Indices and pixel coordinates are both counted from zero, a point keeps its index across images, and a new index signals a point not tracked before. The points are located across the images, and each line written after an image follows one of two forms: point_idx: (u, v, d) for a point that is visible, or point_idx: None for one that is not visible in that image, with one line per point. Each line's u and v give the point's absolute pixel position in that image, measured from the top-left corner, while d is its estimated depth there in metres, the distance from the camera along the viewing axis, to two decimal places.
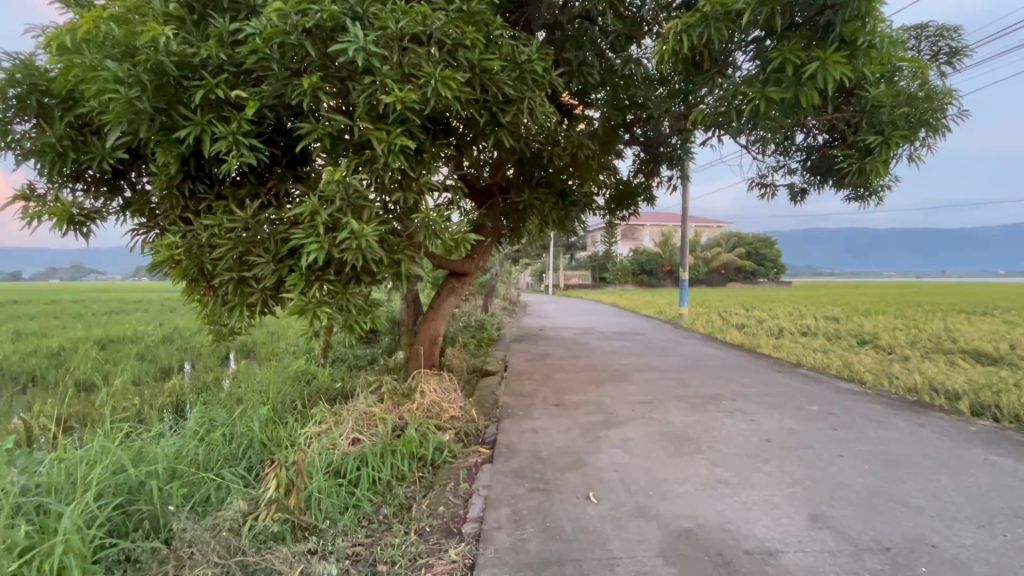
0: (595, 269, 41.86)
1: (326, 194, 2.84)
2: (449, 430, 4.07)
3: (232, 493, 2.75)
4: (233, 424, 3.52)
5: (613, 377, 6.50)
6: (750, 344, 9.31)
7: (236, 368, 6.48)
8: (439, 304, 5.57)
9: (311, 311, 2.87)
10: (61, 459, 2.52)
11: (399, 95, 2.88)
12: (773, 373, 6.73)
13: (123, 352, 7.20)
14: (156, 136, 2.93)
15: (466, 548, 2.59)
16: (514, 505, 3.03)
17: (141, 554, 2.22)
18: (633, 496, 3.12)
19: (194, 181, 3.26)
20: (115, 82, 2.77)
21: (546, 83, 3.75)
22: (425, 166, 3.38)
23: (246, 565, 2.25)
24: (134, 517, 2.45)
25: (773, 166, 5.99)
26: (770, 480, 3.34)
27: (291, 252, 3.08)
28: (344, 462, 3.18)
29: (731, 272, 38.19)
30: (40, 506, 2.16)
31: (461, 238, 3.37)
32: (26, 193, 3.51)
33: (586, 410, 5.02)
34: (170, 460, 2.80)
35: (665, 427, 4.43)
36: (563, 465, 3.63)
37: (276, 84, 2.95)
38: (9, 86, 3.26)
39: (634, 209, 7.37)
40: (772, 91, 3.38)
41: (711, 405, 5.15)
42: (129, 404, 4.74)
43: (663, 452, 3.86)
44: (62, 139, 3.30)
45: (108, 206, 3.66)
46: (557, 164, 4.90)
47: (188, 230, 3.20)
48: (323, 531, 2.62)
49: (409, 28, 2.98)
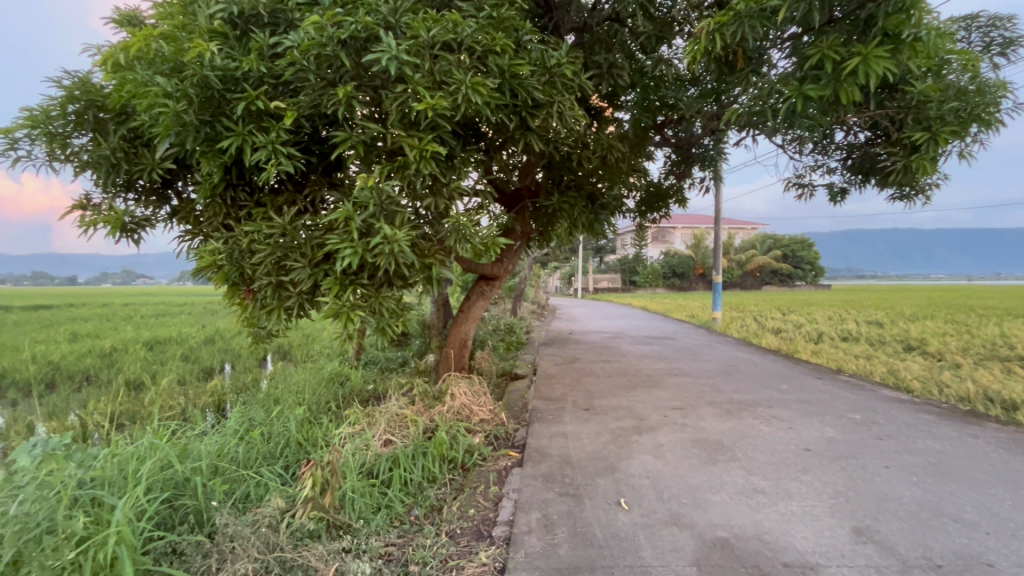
0: (625, 272, 41.33)
1: (360, 200, 2.91)
2: (479, 433, 4.09)
3: (270, 490, 2.84)
4: (271, 423, 3.64)
5: (644, 382, 6.39)
6: (787, 349, 9.01)
7: (273, 369, 6.70)
8: (469, 307, 5.60)
9: (345, 314, 2.95)
10: (114, 454, 2.67)
11: (430, 102, 2.93)
12: (812, 380, 6.49)
13: (169, 352, 7.58)
14: (201, 147, 3.06)
15: (497, 551, 2.59)
16: (544, 510, 3.02)
17: (186, 548, 2.32)
18: (666, 503, 3.07)
19: (235, 189, 3.40)
20: (164, 96, 2.91)
21: (576, 86, 3.74)
22: (456, 170, 3.42)
23: (284, 561, 2.31)
24: (179, 511, 2.56)
25: (811, 165, 5.82)
26: (810, 491, 3.22)
27: (326, 257, 3.16)
28: (377, 462, 3.23)
29: (766, 275, 37.09)
30: (95, 498, 2.28)
31: (491, 242, 3.40)
32: (83, 203, 3.72)
33: (616, 415, 4.95)
34: (212, 457, 2.93)
35: (698, 434, 4.34)
36: (593, 470, 3.60)
37: (312, 94, 3.04)
38: (68, 102, 3.49)
39: (665, 211, 7.26)
40: (810, 88, 3.29)
41: (748, 412, 5.00)
42: (175, 403, 4.96)
43: (697, 459, 3.78)
44: (116, 151, 3.49)
45: (157, 214, 3.85)
46: (586, 167, 4.88)
47: (229, 236, 3.34)
48: (358, 530, 2.68)
49: (440, 36, 3.06)
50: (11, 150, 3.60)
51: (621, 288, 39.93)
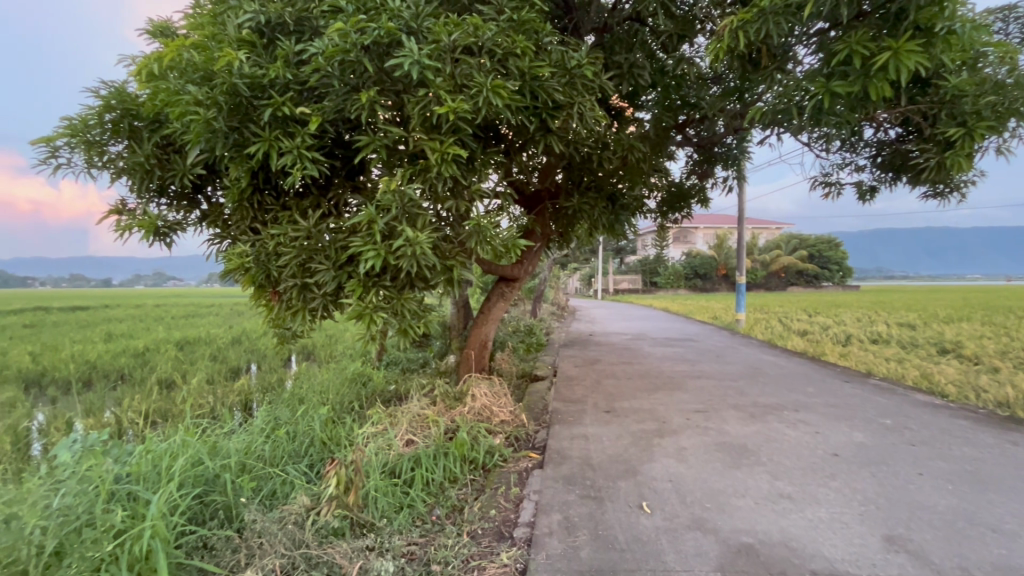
0: (645, 273, 40.89)
1: (382, 203, 2.95)
2: (500, 434, 4.10)
3: (296, 488, 2.90)
4: (297, 422, 3.72)
5: (666, 385, 6.31)
6: (814, 352, 8.80)
7: (298, 369, 6.84)
8: (489, 308, 5.63)
9: (368, 316, 3.00)
10: (148, 450, 2.76)
11: (452, 105, 2.95)
12: (840, 383, 6.31)
13: (198, 351, 7.80)
14: (230, 153, 3.14)
15: (518, 552, 2.60)
16: (565, 512, 3.01)
17: (216, 542, 2.39)
18: (689, 507, 3.03)
19: (262, 194, 3.48)
20: (195, 104, 3.00)
21: (597, 87, 3.72)
22: (476, 173, 3.45)
23: (310, 558, 2.36)
24: (210, 506, 2.64)
25: (839, 163, 5.68)
26: (839, 497, 3.14)
27: (350, 259, 3.22)
28: (399, 462, 3.27)
29: (792, 276, 36.27)
30: (131, 493, 2.37)
31: (511, 244, 3.41)
32: (119, 207, 3.86)
33: (638, 417, 4.91)
34: (241, 454, 3.00)
35: (722, 438, 4.27)
36: (614, 472, 3.57)
37: (336, 99, 3.10)
38: (105, 111, 3.63)
39: (687, 212, 7.17)
40: (837, 84, 3.22)
41: (773, 416, 4.89)
42: (204, 401, 5.11)
43: (720, 462, 3.72)
44: (149, 158, 3.62)
45: (188, 218, 3.97)
46: (606, 167, 4.85)
47: (257, 239, 3.42)
48: (381, 528, 2.71)
49: (461, 40, 3.08)
50: (52, 158, 3.76)
51: (642, 290, 39.53)
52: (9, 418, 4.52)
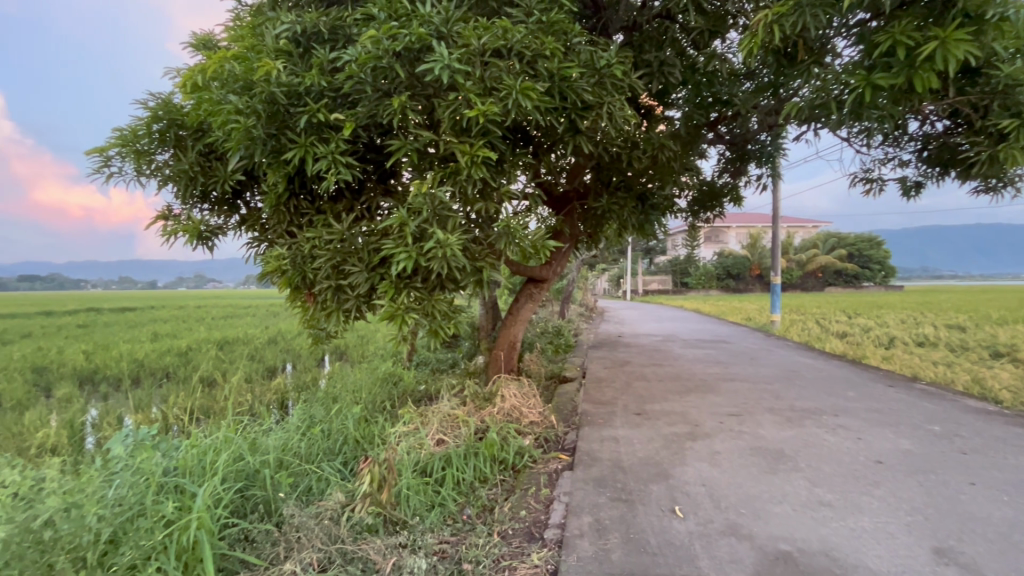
0: (675, 274, 40.16)
1: (414, 206, 3.00)
2: (530, 435, 4.11)
3: (331, 485, 2.98)
4: (331, 421, 3.81)
5: (698, 388, 6.18)
6: (855, 355, 8.46)
7: (331, 369, 7.00)
8: (518, 309, 5.64)
9: (400, 317, 3.07)
10: (193, 445, 2.89)
11: (481, 109, 2.98)
12: (883, 388, 6.06)
13: (238, 351, 8.09)
14: (267, 159, 3.24)
15: (549, 554, 2.60)
16: (596, 514, 2.99)
17: (257, 535, 2.48)
18: (723, 513, 2.96)
19: (298, 198, 3.59)
20: (236, 113, 3.11)
21: (626, 86, 3.69)
22: (505, 175, 3.48)
23: (345, 553, 2.42)
24: (250, 500, 2.74)
25: (881, 159, 5.47)
26: (883, 507, 3.01)
27: (382, 261, 3.29)
28: (430, 461, 3.31)
29: (830, 276, 35.01)
30: (178, 486, 2.49)
31: (540, 245, 3.41)
32: (165, 213, 4.05)
33: (669, 420, 4.83)
34: (278, 451, 3.10)
35: (757, 442, 4.16)
36: (646, 476, 3.52)
37: (369, 105, 3.16)
38: (153, 122, 3.81)
39: (719, 211, 7.02)
40: (879, 77, 3.10)
41: (811, 421, 4.74)
42: (244, 400, 5.30)
43: (756, 467, 3.63)
44: (193, 166, 3.79)
45: (228, 222, 4.13)
46: (636, 167, 4.80)
47: (293, 242, 3.53)
48: (413, 526, 2.75)
49: (491, 43, 3.11)
50: (105, 167, 3.97)
51: (672, 291, 38.81)
52: (66, 413, 4.79)
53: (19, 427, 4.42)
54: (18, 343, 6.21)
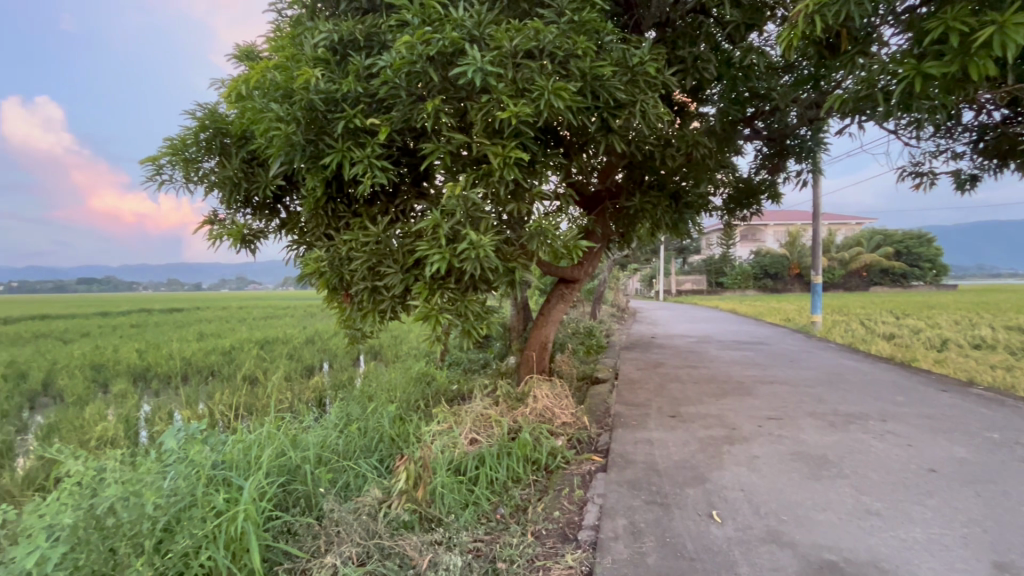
0: (709, 273, 39.21)
1: (447, 208, 3.04)
2: (563, 436, 4.09)
3: (368, 481, 3.04)
4: (367, 419, 3.91)
5: (735, 390, 6.02)
6: (904, 357, 8.07)
7: (366, 369, 7.16)
8: (549, 310, 5.63)
9: (434, 317, 3.12)
10: (239, 441, 3.02)
11: (514, 110, 2.99)
12: (935, 393, 5.76)
13: (278, 351, 8.38)
14: (306, 164, 3.33)
15: (584, 555, 2.59)
16: (631, 517, 2.96)
17: (299, 528, 2.57)
18: (763, 519, 2.88)
19: (336, 202, 3.69)
20: (277, 120, 3.22)
21: (660, 84, 3.64)
22: (537, 175, 3.50)
23: (383, 548, 2.47)
24: (292, 494, 2.83)
25: (932, 151, 5.21)
26: (937, 517, 2.87)
27: (417, 263, 3.35)
28: (464, 460, 3.34)
29: (875, 275, 33.48)
30: (226, 478, 2.61)
31: (572, 245, 3.40)
32: (211, 218, 4.24)
33: (705, 423, 4.73)
34: (317, 447, 3.20)
35: (799, 447, 4.02)
36: (681, 479, 3.46)
37: (403, 109, 3.22)
38: (200, 132, 4.00)
39: (756, 209, 6.82)
40: (930, 66, 2.95)
41: (857, 426, 4.54)
42: (285, 397, 5.49)
43: (798, 473, 3.51)
44: (237, 172, 3.95)
45: (269, 227, 4.30)
46: (669, 165, 4.72)
47: (330, 245, 3.63)
48: (448, 523, 2.79)
49: (523, 45, 3.12)
50: (157, 175, 4.18)
51: (707, 291, 37.90)
52: (122, 407, 5.07)
53: (80, 419, 4.71)
54: (76, 342, 6.28)
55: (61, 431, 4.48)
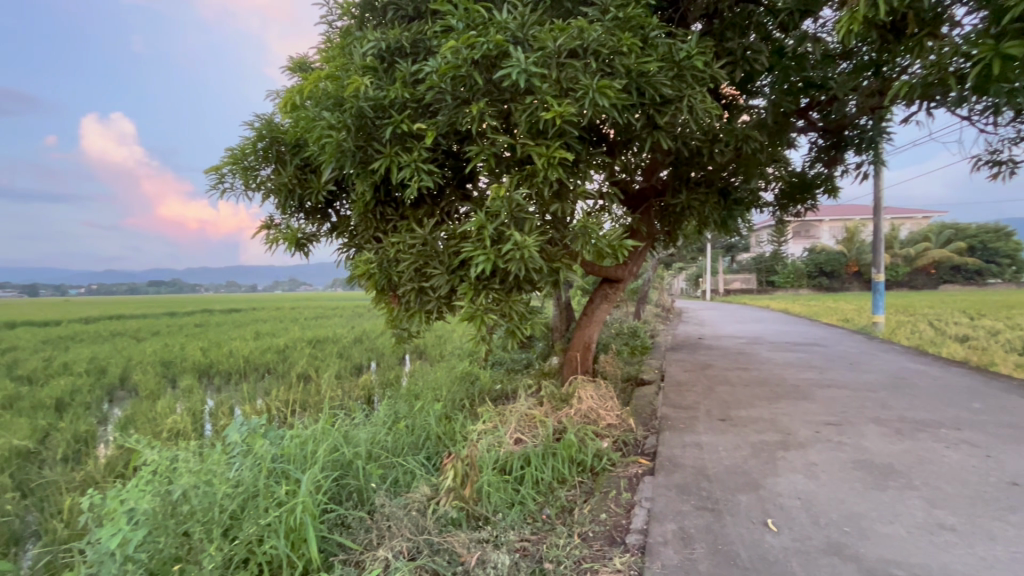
0: (760, 272, 37.62)
1: (492, 209, 3.06)
2: (608, 438, 4.05)
3: (417, 478, 3.11)
4: (415, 416, 4.00)
5: (790, 394, 5.76)
6: (980, 361, 7.48)
7: (412, 367, 7.33)
8: (592, 310, 5.58)
9: (479, 317, 3.15)
10: (297, 435, 3.16)
11: (559, 110, 2.98)
12: (1016, 400, 5.31)
13: (329, 350, 8.71)
14: (356, 170, 3.44)
15: (632, 559, 2.56)
16: (680, 522, 2.89)
17: (352, 521, 2.66)
18: (823, 529, 2.75)
19: (384, 206, 3.80)
20: (329, 128, 3.33)
21: (708, 77, 3.54)
22: (581, 175, 3.48)
23: (432, 544, 2.52)
24: (346, 488, 2.95)
25: (1012, 138, 4.80)
26: (1022, 535, 2.64)
27: (462, 264, 3.40)
28: (510, 460, 3.36)
29: (944, 272, 31.17)
30: (285, 472, 2.75)
31: (617, 245, 3.37)
32: (268, 223, 4.46)
33: (758, 428, 4.55)
34: (368, 444, 3.30)
35: (861, 455, 3.80)
36: (733, 485, 3.34)
37: (448, 113, 3.27)
38: (258, 141, 4.20)
39: (811, 204, 6.49)
40: (1011, 45, 2.72)
41: (927, 434, 4.25)
42: (336, 395, 5.70)
43: (860, 483, 3.33)
44: (291, 179, 4.14)
45: (321, 230, 4.48)
46: (718, 161, 4.57)
47: (379, 247, 3.73)
48: (495, 522, 2.81)
49: (567, 44, 3.12)
50: (220, 183, 4.43)
51: (757, 289, 36.41)
52: (189, 402, 5.41)
53: (153, 412, 5.05)
54: (148, 341, 6.71)
55: (137, 423, 4.82)
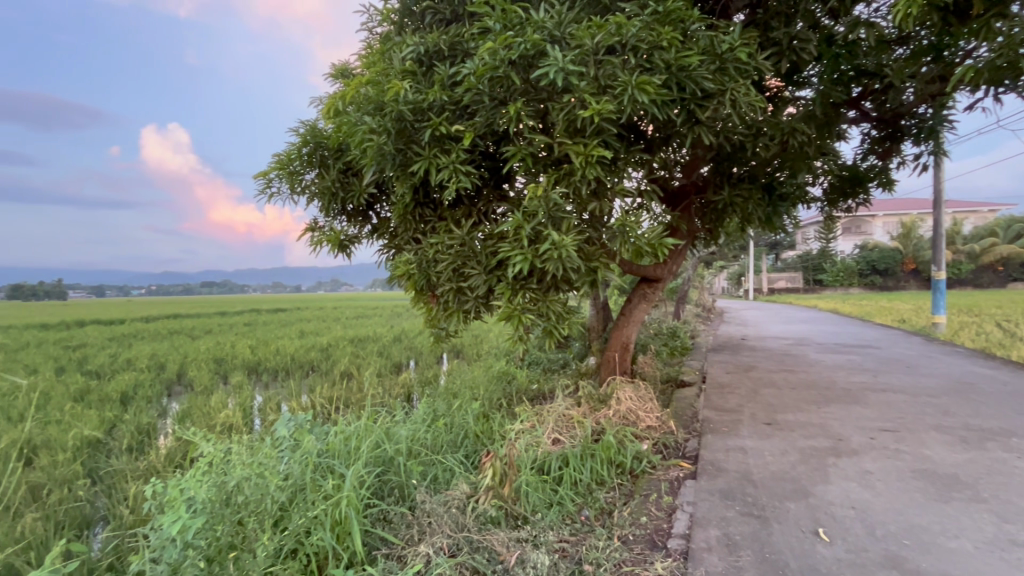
0: (807, 270, 36.09)
1: (530, 209, 3.07)
2: (648, 440, 3.98)
3: (456, 476, 3.15)
4: (453, 415, 4.04)
5: (841, 398, 5.49)
6: None
7: (449, 366, 7.41)
8: (631, 310, 5.49)
9: (517, 317, 3.16)
10: (341, 432, 3.26)
11: (597, 108, 2.96)
12: None
13: (369, 349, 8.93)
14: (396, 172, 3.51)
15: (674, 564, 2.50)
16: (725, 528, 2.80)
17: (394, 516, 2.72)
18: (880, 541, 2.61)
19: (422, 207, 3.86)
20: (370, 132, 3.41)
21: (752, 69, 3.43)
22: (618, 173, 3.44)
23: (471, 541, 2.55)
24: (387, 484, 3.02)
25: None
26: None
27: (499, 264, 3.42)
28: (548, 460, 3.35)
29: (1014, 269, 28.97)
30: (330, 467, 2.85)
31: (656, 243, 3.30)
32: (312, 225, 4.62)
33: (807, 433, 4.36)
34: (408, 441, 3.36)
35: (921, 464, 3.59)
36: (781, 492, 3.22)
37: (486, 114, 3.30)
38: (303, 147, 4.36)
39: (863, 198, 6.16)
40: None
41: (996, 443, 3.96)
42: (376, 393, 5.83)
43: (921, 493, 3.14)
44: (334, 182, 4.27)
45: (362, 232, 4.61)
46: (762, 155, 4.42)
47: (418, 248, 3.79)
48: (534, 522, 2.81)
49: (605, 41, 3.09)
50: (267, 188, 4.62)
51: (803, 287, 34.96)
52: (239, 397, 5.66)
53: (207, 407, 5.32)
54: (202, 339, 7.07)
55: (193, 416, 5.09)
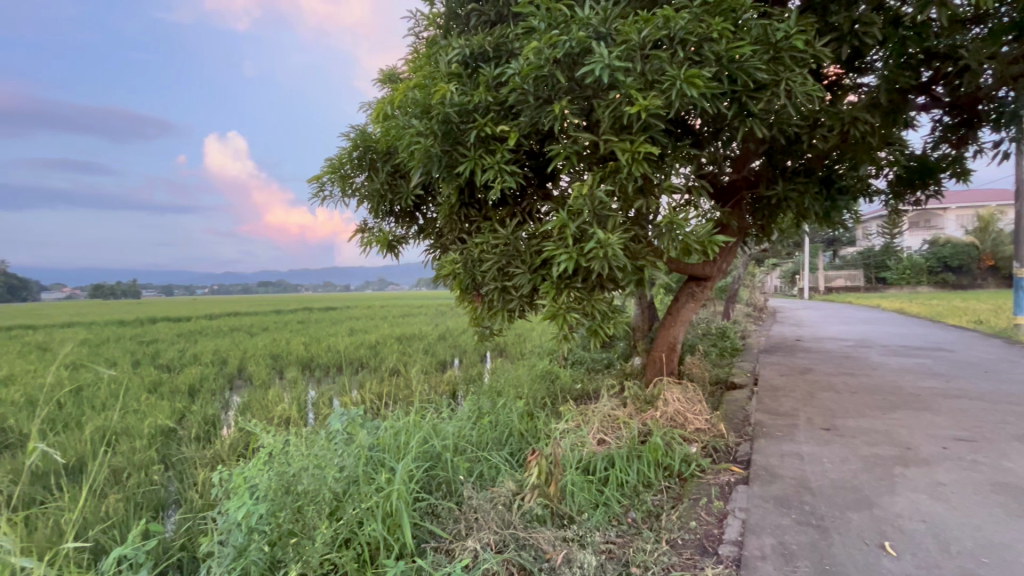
0: (867, 267, 34.00)
1: (574, 208, 3.05)
2: (697, 443, 3.88)
3: (502, 473, 3.18)
4: (498, 413, 4.08)
5: (909, 404, 5.15)
6: None
7: (494, 365, 7.48)
8: (678, 309, 5.37)
9: (561, 316, 3.15)
10: (390, 427, 3.36)
11: (644, 104, 2.90)
12: None
13: (415, 346, 9.14)
14: (443, 173, 3.57)
15: (725, 571, 2.43)
16: (780, 537, 2.70)
17: (442, 511, 2.79)
18: (954, 558, 2.43)
19: (467, 208, 3.90)
20: (418, 135, 3.48)
21: (810, 57, 3.27)
22: (665, 170, 3.37)
23: (517, 539, 2.57)
24: (435, 478, 3.08)
25: None
26: None
27: (544, 263, 3.42)
28: (593, 460, 3.33)
29: None
30: (381, 461, 2.95)
31: (706, 241, 3.21)
32: (363, 226, 4.78)
33: (869, 440, 4.12)
34: (454, 437, 3.42)
35: (1002, 477, 3.31)
36: (842, 501, 3.06)
37: (531, 114, 3.30)
38: (353, 151, 4.51)
39: (935, 190, 5.72)
40: None
41: None
42: (423, 390, 5.96)
43: (1002, 508, 2.90)
44: (383, 185, 4.41)
45: (409, 232, 4.72)
46: (820, 147, 4.19)
47: (463, 248, 3.85)
48: (580, 522, 2.80)
49: (652, 35, 3.03)
50: (321, 192, 4.81)
51: (865, 286, 32.94)
52: (295, 392, 5.94)
53: (265, 400, 5.60)
54: (260, 336, 7.45)
55: (253, 409, 5.39)
